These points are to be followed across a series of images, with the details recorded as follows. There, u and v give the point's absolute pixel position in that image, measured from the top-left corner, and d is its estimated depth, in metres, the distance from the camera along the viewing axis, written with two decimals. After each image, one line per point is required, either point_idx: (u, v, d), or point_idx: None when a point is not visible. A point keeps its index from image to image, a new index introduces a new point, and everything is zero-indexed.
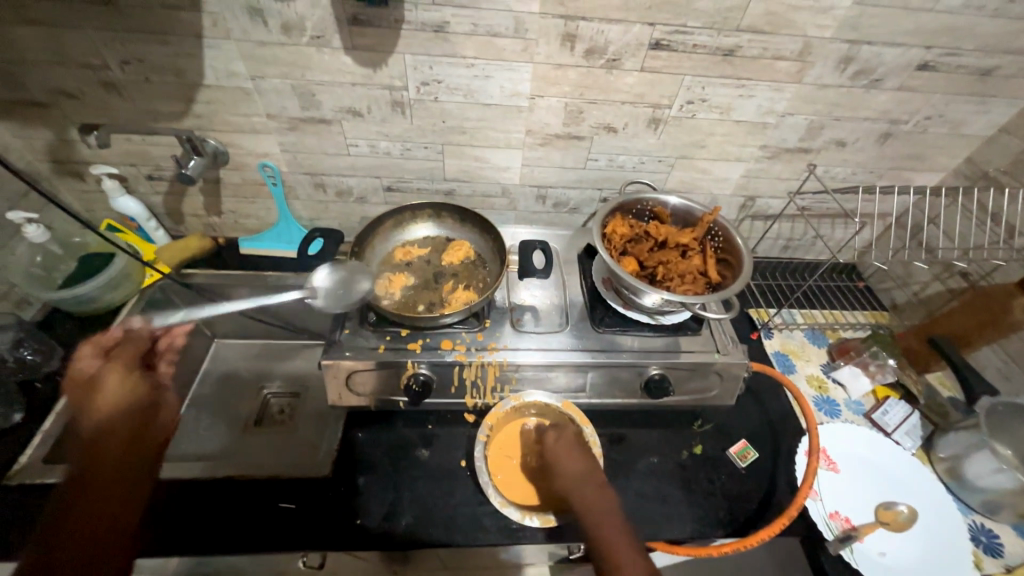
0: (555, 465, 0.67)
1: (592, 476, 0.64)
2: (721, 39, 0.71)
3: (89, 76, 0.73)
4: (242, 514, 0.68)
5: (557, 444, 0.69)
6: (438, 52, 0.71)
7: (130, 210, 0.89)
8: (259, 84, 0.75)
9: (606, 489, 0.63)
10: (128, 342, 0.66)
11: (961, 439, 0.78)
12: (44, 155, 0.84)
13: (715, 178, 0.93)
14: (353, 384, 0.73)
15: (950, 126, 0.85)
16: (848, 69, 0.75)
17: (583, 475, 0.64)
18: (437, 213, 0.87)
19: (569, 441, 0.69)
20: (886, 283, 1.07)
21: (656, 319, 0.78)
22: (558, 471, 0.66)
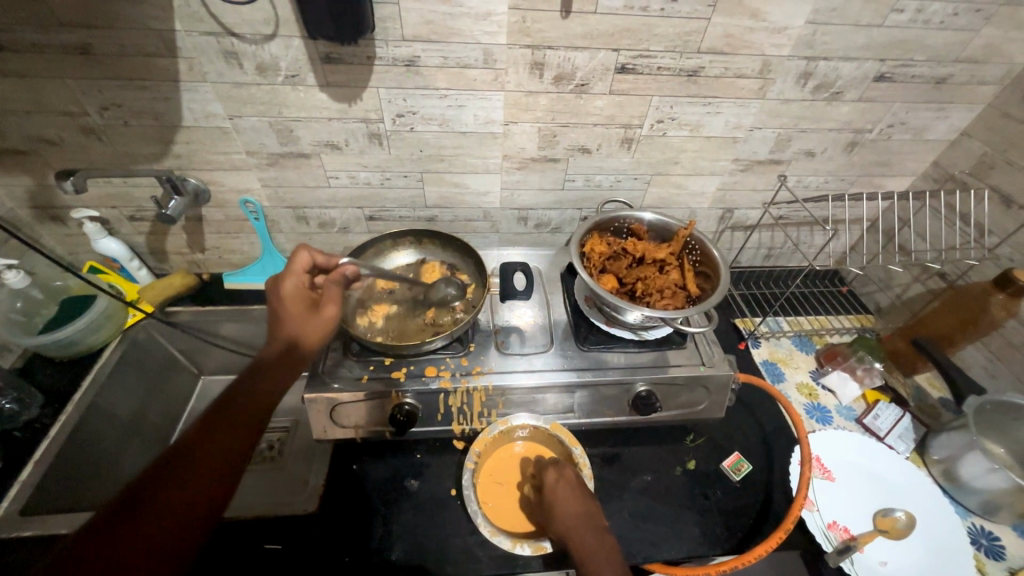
0: (552, 499, 0.65)
1: (593, 521, 0.62)
2: (684, 61, 0.74)
3: (69, 123, 0.74)
4: (226, 558, 0.66)
5: (559, 483, 0.66)
6: (411, 85, 0.73)
7: (112, 251, 0.89)
8: (238, 123, 0.76)
9: (607, 534, 0.61)
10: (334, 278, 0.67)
11: (955, 439, 0.77)
12: (25, 201, 0.84)
13: (692, 193, 0.95)
14: (338, 416, 0.72)
15: (912, 133, 0.88)
16: (809, 84, 0.78)
17: (589, 522, 0.62)
18: (417, 240, 0.88)
19: (574, 481, 0.67)
20: (868, 287, 1.08)
21: (640, 336, 0.78)
22: (558, 513, 0.63)
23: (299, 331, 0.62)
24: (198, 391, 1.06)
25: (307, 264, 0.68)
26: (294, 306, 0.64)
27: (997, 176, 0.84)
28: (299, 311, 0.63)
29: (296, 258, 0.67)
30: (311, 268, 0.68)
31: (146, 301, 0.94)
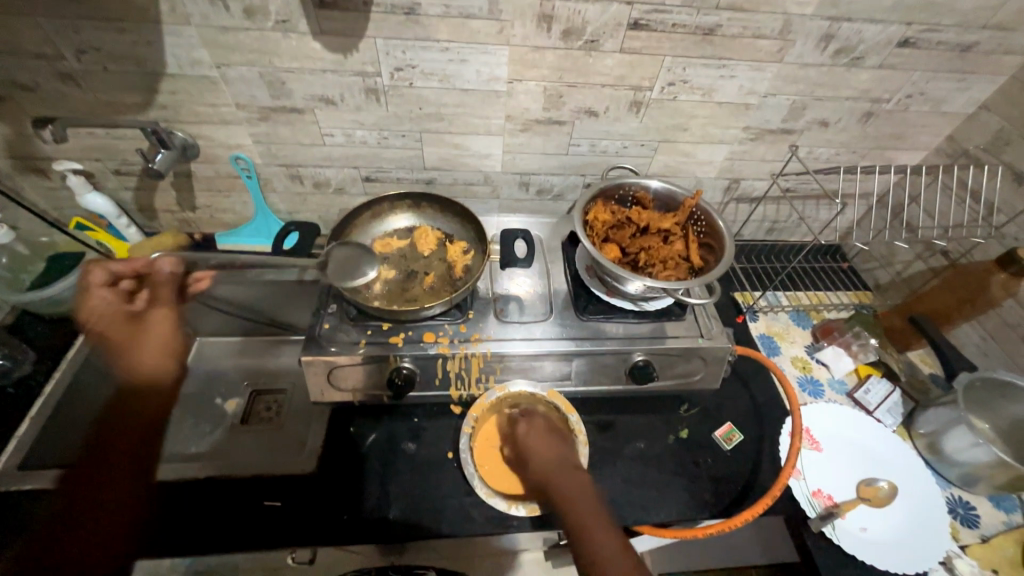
0: (528, 453, 0.68)
1: (567, 466, 0.66)
2: (701, 17, 0.69)
3: (44, 67, 0.70)
4: (226, 513, 0.68)
5: (530, 435, 0.69)
6: (410, 35, 0.69)
7: (99, 207, 0.86)
8: (226, 72, 0.72)
9: (580, 474, 0.65)
10: (163, 284, 0.75)
11: (941, 414, 0.79)
12: (3, 151, 0.80)
13: (699, 162, 0.92)
14: (336, 379, 0.72)
15: (931, 104, 0.85)
16: (829, 47, 0.74)
17: (563, 463, 0.66)
18: (416, 204, 0.85)
19: (542, 428, 0.71)
20: (869, 263, 1.07)
21: (639, 306, 0.77)
22: (536, 460, 0.67)
23: (147, 354, 0.69)
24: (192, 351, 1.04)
25: (101, 278, 0.74)
26: (111, 330, 0.70)
27: (1012, 153, 0.82)
28: (119, 331, 0.70)
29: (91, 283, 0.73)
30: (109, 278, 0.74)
31: (136, 261, 0.91)
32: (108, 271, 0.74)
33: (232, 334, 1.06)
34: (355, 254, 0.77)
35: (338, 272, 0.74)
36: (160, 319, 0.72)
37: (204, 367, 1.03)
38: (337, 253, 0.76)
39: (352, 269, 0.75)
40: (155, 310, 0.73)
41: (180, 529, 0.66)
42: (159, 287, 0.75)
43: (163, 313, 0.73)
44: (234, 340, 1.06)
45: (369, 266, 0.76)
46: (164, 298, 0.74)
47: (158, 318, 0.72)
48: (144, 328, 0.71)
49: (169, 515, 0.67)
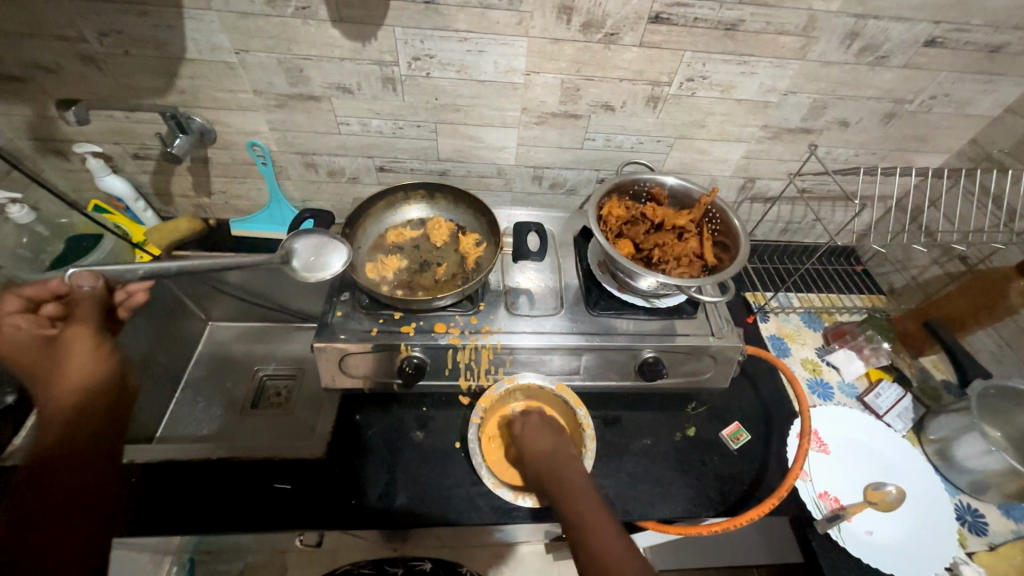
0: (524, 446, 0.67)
1: (562, 456, 0.65)
2: (724, 12, 0.68)
3: (66, 49, 0.70)
4: (238, 493, 0.69)
5: (526, 428, 0.69)
6: (429, 25, 0.69)
7: (117, 189, 0.87)
8: (244, 58, 0.72)
9: (575, 463, 0.64)
10: (81, 303, 0.57)
11: (953, 421, 0.78)
12: (25, 133, 0.81)
13: (715, 159, 0.91)
14: (346, 366, 0.73)
15: (955, 106, 0.83)
16: (854, 45, 0.73)
17: (560, 457, 0.64)
18: (429, 195, 0.85)
19: (541, 423, 0.70)
20: (884, 267, 1.06)
21: (651, 303, 0.77)
22: (531, 454, 0.66)
23: (69, 376, 0.53)
24: (205, 335, 1.05)
25: (19, 307, 0.62)
26: (29, 358, 0.55)
27: None
28: (37, 360, 0.55)
29: (6, 317, 0.60)
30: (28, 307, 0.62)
31: (152, 244, 0.92)
32: (23, 300, 0.62)
33: (244, 320, 1.07)
34: (318, 241, 0.72)
35: (304, 264, 0.71)
36: (82, 341, 0.55)
37: (216, 351, 1.04)
38: (299, 243, 0.72)
39: (320, 258, 0.71)
40: (70, 329, 0.56)
41: (193, 508, 0.67)
42: (75, 307, 0.57)
43: (88, 332, 0.56)
44: (246, 325, 1.07)
45: (336, 253, 0.72)
46: (83, 320, 0.56)
47: (79, 339, 0.55)
48: (67, 354, 0.54)
49: (182, 495, 0.68)
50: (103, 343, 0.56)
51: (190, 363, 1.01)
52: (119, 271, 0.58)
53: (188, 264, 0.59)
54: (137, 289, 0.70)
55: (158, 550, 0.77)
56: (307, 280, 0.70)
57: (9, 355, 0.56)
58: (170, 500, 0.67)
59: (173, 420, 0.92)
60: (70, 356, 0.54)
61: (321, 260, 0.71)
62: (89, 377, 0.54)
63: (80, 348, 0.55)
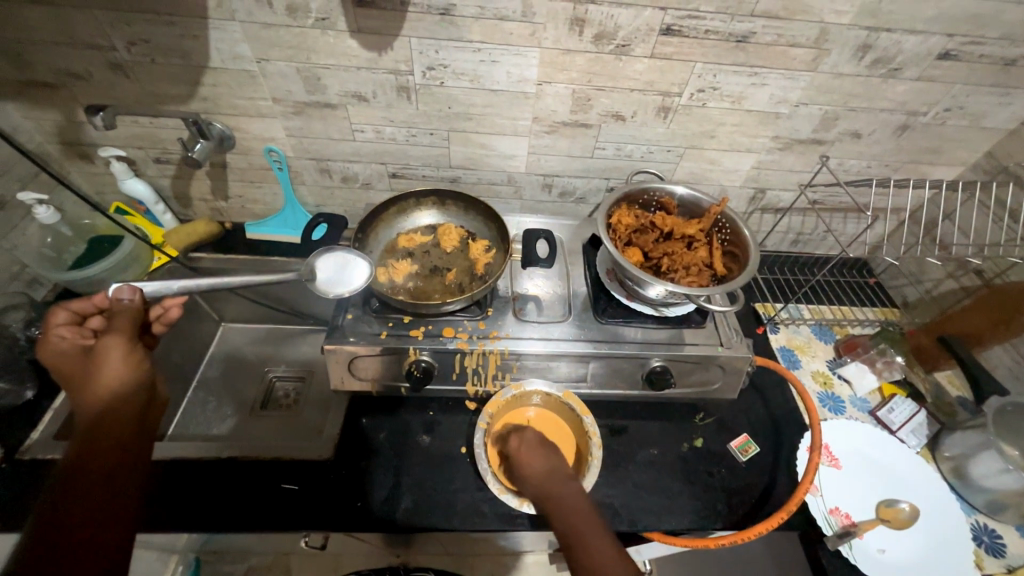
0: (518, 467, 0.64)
1: (557, 476, 0.62)
2: (735, 25, 0.69)
3: (96, 57, 0.73)
4: (245, 493, 0.70)
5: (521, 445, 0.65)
6: (444, 36, 0.70)
7: (138, 192, 0.90)
8: (264, 66, 0.74)
9: (572, 483, 0.61)
10: (119, 316, 0.58)
11: (969, 438, 0.76)
12: (53, 136, 0.84)
13: (725, 170, 0.91)
14: (355, 369, 0.74)
15: (970, 119, 0.82)
16: (866, 57, 0.73)
17: (554, 480, 0.62)
18: (440, 201, 0.86)
19: (535, 438, 0.66)
20: (897, 280, 1.05)
21: (660, 311, 0.77)
22: (525, 476, 0.63)
23: (99, 383, 0.54)
24: (217, 336, 1.07)
25: (64, 319, 0.62)
26: (70, 367, 0.56)
27: None
28: (78, 369, 0.56)
29: (48, 326, 0.61)
30: (71, 320, 0.63)
31: (171, 246, 0.94)
32: (69, 312, 0.63)
33: (255, 321, 1.09)
34: (334, 260, 0.74)
35: (328, 282, 0.72)
36: (117, 353, 0.56)
37: (227, 351, 1.06)
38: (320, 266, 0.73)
39: (340, 277, 0.73)
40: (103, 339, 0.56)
41: (202, 506, 0.68)
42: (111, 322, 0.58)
43: (123, 343, 0.56)
44: (257, 327, 1.09)
45: (353, 267, 0.74)
46: (120, 332, 0.57)
47: (115, 350, 0.56)
48: (102, 365, 0.55)
49: (193, 493, 0.69)
50: (136, 355, 0.57)
51: (202, 363, 1.03)
52: (159, 287, 0.60)
53: (217, 283, 0.60)
54: (172, 305, 0.67)
55: (166, 548, 0.78)
56: (331, 297, 0.70)
57: (55, 364, 0.57)
58: (179, 498, 0.68)
59: (183, 419, 0.94)
60: (105, 370, 0.55)
61: (340, 279, 0.73)
62: (123, 387, 0.55)
63: (116, 362, 0.55)
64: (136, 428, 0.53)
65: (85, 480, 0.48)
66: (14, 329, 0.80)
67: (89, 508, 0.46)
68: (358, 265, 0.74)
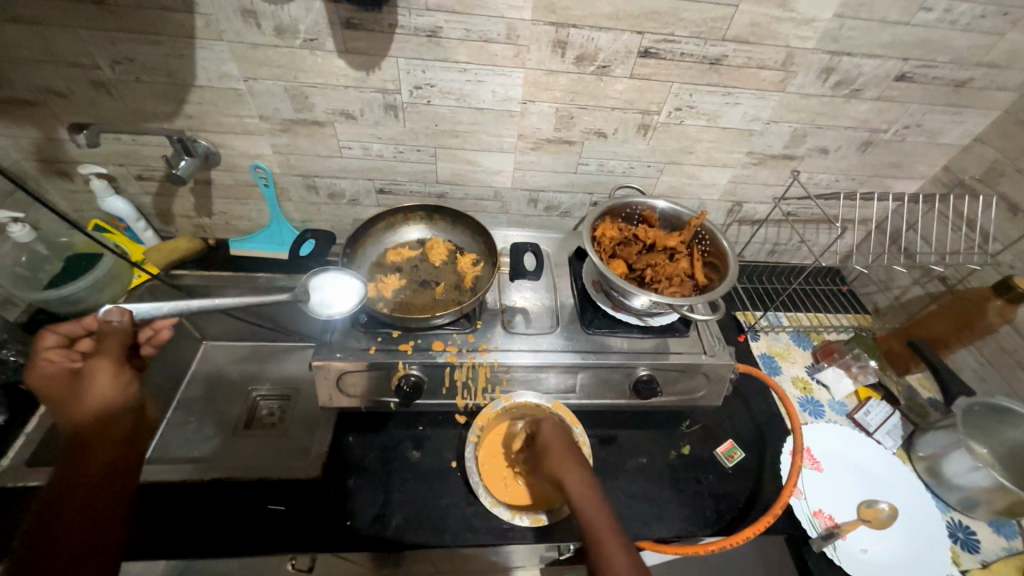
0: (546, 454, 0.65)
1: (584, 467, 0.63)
2: (708, 48, 0.73)
3: (79, 75, 0.73)
4: (230, 516, 0.68)
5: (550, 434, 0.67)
6: (431, 56, 0.72)
7: (119, 209, 0.88)
8: (252, 85, 0.75)
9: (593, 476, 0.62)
10: (107, 337, 0.56)
11: (940, 438, 0.80)
12: (31, 154, 0.83)
13: (703, 184, 0.95)
14: (344, 385, 0.73)
15: (928, 136, 0.88)
16: (829, 79, 0.78)
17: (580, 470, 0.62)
18: (428, 216, 0.87)
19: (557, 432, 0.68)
20: (868, 287, 1.10)
21: (645, 321, 0.79)
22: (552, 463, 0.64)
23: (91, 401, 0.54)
24: (198, 355, 1.05)
25: (57, 343, 0.63)
26: (56, 388, 0.56)
27: (1006, 184, 0.85)
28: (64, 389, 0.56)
29: (40, 350, 0.61)
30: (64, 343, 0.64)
31: (151, 262, 0.93)
32: (61, 335, 0.63)
33: (238, 339, 1.07)
34: (319, 286, 0.73)
35: (330, 305, 0.71)
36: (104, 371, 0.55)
37: (209, 370, 1.03)
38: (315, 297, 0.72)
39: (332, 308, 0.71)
40: (91, 362, 0.56)
41: (187, 530, 0.66)
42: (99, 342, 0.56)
43: (112, 364, 0.56)
44: (240, 344, 1.07)
45: (338, 284, 0.74)
46: (108, 353, 0.56)
47: (102, 370, 0.56)
48: (92, 386, 0.55)
49: (177, 515, 0.67)
50: (125, 375, 0.57)
51: (182, 383, 1.00)
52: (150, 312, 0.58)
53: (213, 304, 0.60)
54: (162, 325, 0.71)
55: None
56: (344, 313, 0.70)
57: (42, 385, 0.56)
58: (163, 522, 0.66)
59: (164, 439, 0.91)
60: (93, 388, 0.55)
61: (337, 305, 0.72)
62: (110, 404, 0.55)
63: (106, 381, 0.55)
64: (126, 447, 0.53)
65: (75, 501, 0.47)
66: None
67: (79, 528, 0.46)
68: (356, 283, 0.74)
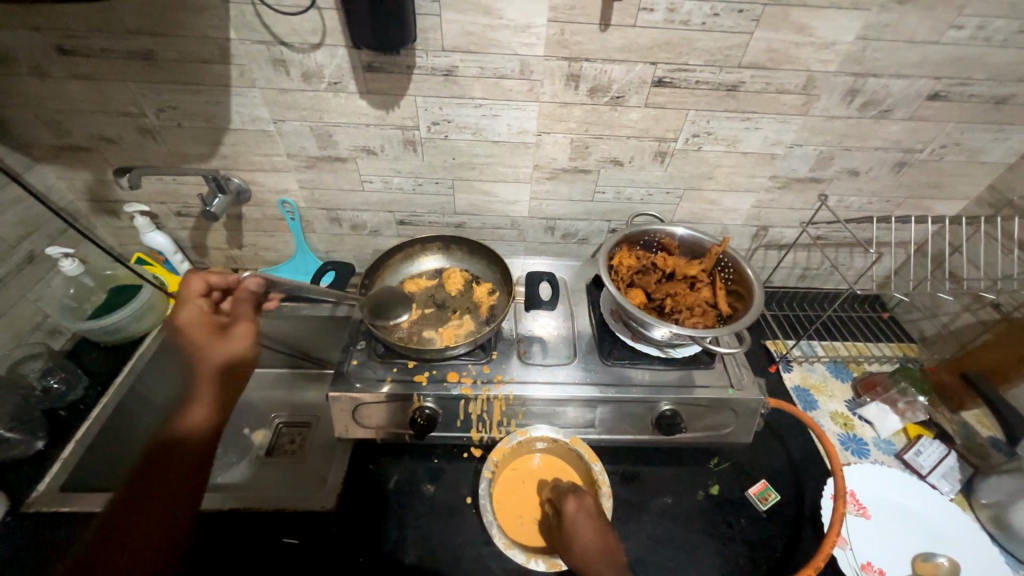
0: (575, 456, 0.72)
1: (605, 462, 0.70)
2: (724, 75, 0.72)
3: (128, 123, 0.79)
4: (249, 547, 0.69)
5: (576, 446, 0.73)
6: (447, 94, 0.75)
7: (158, 244, 0.94)
8: (281, 126, 0.79)
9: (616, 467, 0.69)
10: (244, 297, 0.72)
11: (1006, 483, 0.73)
12: (83, 195, 0.90)
13: (725, 209, 0.93)
14: (360, 417, 0.73)
15: (968, 154, 0.83)
16: (855, 101, 0.75)
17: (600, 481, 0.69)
18: (445, 246, 0.88)
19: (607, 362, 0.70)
20: (912, 314, 1.03)
21: (666, 353, 0.76)
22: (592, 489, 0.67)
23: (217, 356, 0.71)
24: None
25: (202, 288, 0.72)
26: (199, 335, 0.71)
27: None
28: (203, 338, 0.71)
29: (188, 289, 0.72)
30: (209, 290, 0.73)
31: None
32: (207, 283, 0.72)
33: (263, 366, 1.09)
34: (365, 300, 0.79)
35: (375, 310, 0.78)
36: (244, 329, 0.72)
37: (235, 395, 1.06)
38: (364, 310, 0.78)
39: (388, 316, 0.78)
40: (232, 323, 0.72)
41: (211, 562, 0.67)
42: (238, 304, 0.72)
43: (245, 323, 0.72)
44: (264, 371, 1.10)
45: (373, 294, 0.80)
46: (246, 314, 0.73)
47: (240, 330, 0.72)
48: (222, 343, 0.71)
49: (203, 548, 0.68)
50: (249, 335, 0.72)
51: None
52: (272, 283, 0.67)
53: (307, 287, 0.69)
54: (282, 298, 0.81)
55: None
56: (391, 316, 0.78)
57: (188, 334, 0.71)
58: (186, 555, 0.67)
59: None
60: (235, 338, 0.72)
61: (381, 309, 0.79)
62: (241, 356, 0.72)
63: (246, 336, 0.72)
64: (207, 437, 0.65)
65: (151, 498, 0.59)
66: (29, 377, 0.81)
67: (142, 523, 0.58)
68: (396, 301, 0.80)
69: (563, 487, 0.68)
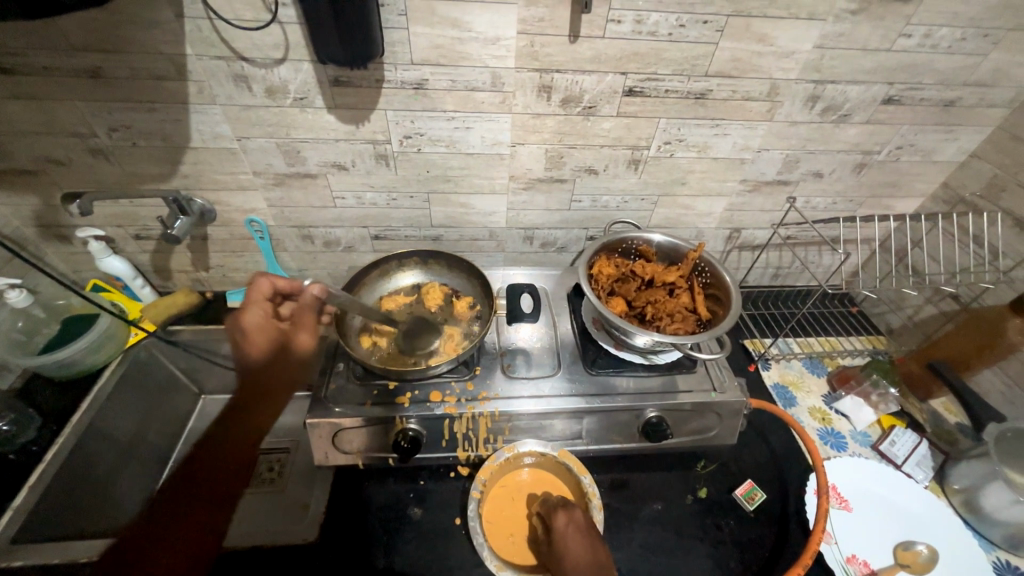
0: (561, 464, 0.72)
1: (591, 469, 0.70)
2: (692, 84, 0.74)
3: (77, 144, 0.74)
4: None
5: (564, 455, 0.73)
6: (418, 107, 0.73)
7: (117, 269, 0.89)
8: (245, 144, 0.76)
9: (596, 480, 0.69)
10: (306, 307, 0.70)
11: (974, 469, 0.75)
12: (31, 221, 0.84)
13: (699, 213, 0.94)
14: (340, 442, 0.70)
15: (922, 154, 0.87)
16: (816, 106, 0.78)
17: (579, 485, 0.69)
18: (422, 260, 0.87)
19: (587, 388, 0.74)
20: (879, 308, 1.07)
21: (649, 359, 0.76)
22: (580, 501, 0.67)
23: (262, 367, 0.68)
24: (197, 410, 1.03)
25: (268, 291, 0.71)
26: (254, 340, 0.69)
27: (1008, 199, 0.83)
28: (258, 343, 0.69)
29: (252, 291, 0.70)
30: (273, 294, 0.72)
31: (147, 320, 0.92)
32: (273, 287, 0.71)
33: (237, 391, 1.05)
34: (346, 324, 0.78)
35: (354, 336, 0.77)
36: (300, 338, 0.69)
37: (206, 425, 1.01)
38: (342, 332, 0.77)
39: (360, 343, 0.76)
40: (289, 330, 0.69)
41: None
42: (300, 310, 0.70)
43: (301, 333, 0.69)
44: None
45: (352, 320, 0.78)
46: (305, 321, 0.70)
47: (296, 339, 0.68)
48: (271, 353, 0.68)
49: None
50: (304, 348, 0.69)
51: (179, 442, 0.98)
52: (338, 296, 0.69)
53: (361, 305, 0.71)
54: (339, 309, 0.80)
55: None
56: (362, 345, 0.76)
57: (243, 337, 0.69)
58: None
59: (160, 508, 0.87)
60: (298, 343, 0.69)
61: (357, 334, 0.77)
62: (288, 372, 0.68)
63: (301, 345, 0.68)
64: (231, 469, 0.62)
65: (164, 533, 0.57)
66: None
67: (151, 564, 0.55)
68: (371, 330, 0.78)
69: (552, 501, 0.67)
